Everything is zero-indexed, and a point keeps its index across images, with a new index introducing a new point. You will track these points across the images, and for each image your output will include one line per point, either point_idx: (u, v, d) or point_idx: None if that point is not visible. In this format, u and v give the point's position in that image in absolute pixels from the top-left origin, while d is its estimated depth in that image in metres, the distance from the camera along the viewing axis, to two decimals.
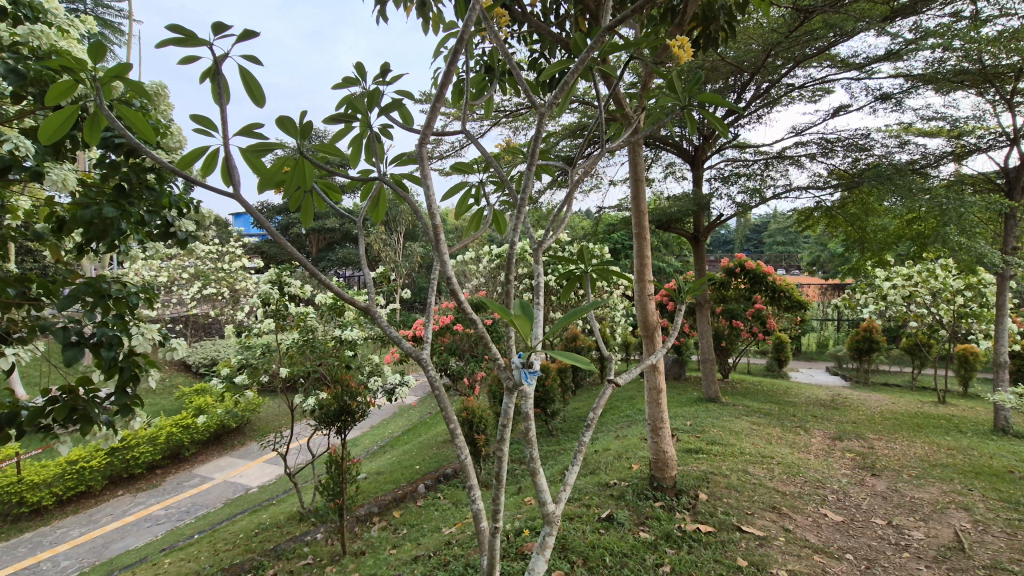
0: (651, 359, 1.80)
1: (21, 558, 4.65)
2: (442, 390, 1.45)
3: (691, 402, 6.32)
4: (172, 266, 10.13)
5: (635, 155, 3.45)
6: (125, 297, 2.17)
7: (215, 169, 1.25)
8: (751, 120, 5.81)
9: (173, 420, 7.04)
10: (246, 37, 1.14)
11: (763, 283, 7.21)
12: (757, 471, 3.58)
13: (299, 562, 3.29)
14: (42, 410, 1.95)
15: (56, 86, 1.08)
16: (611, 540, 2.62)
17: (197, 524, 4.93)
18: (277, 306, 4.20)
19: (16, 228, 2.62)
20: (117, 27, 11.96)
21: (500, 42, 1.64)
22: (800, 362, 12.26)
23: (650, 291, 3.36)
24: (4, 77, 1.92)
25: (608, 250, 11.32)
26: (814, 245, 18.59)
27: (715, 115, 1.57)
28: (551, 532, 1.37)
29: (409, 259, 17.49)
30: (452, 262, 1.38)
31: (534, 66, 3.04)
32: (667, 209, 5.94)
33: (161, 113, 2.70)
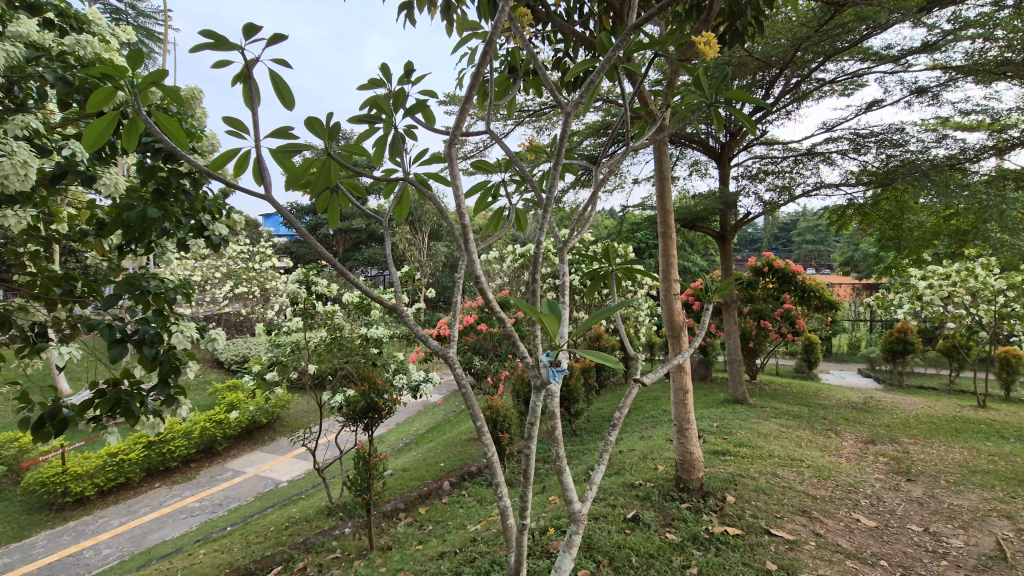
0: (678, 359, 1.78)
1: (66, 546, 4.86)
2: (469, 389, 1.47)
3: (717, 403, 6.23)
4: (206, 266, 10.43)
5: (660, 153, 3.42)
6: (164, 293, 2.26)
7: (247, 170, 1.30)
8: (780, 117, 5.68)
9: (207, 415, 7.26)
10: (276, 41, 1.18)
11: (792, 282, 7.08)
12: (786, 474, 3.51)
13: (328, 555, 3.36)
14: (90, 402, 2.05)
15: (97, 93, 1.14)
16: (637, 541, 2.61)
17: (229, 517, 5.06)
18: (305, 306, 4.31)
19: (61, 232, 2.73)
20: (156, 36, 12.41)
21: (525, 42, 1.65)
22: (832, 364, 11.93)
23: (676, 290, 3.33)
24: (54, 85, 2.03)
25: (632, 249, 11.24)
26: (846, 244, 18.12)
27: (743, 112, 1.56)
28: (577, 531, 1.37)
29: (434, 258, 17.67)
30: (479, 261, 1.41)
31: (558, 65, 3.04)
32: (693, 208, 5.87)
33: (196, 117, 2.79)
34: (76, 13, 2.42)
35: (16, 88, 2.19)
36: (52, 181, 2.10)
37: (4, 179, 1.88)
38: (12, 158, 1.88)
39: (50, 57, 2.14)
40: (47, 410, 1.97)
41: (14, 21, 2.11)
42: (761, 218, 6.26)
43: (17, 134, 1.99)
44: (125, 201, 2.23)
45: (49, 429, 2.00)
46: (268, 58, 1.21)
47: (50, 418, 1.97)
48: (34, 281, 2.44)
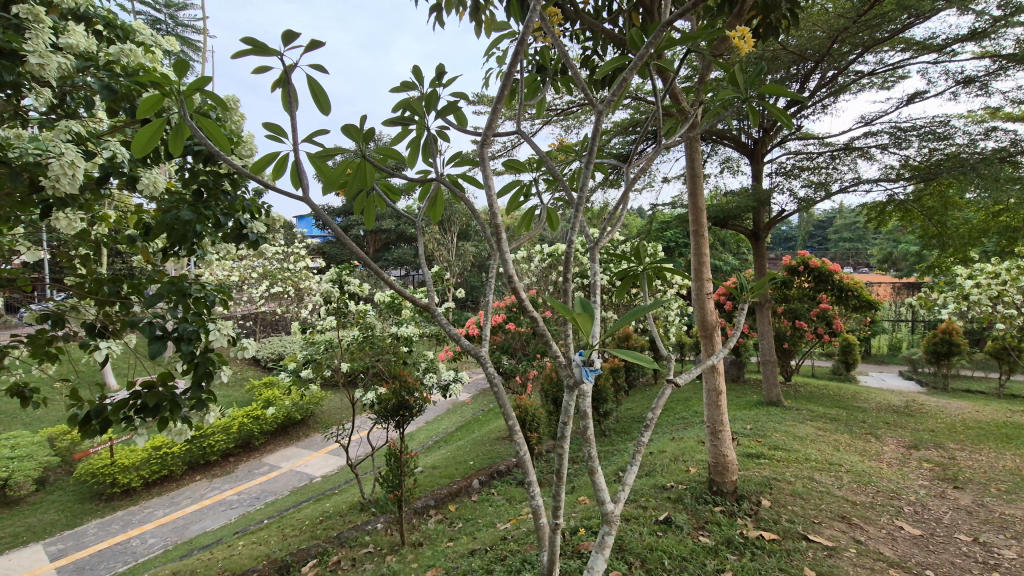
0: (712, 360, 1.76)
1: (114, 534, 5.09)
2: (501, 387, 1.49)
3: (751, 405, 6.09)
4: (243, 266, 10.77)
5: (692, 150, 3.36)
6: (203, 296, 2.36)
7: (284, 173, 1.34)
8: (815, 111, 5.52)
9: (244, 411, 7.49)
10: (313, 47, 1.22)
11: (829, 282, 6.90)
12: (824, 479, 3.41)
13: (361, 550, 3.42)
14: (126, 401, 2.10)
15: (146, 100, 1.20)
16: (670, 543, 2.58)
17: (266, 510, 5.21)
18: (338, 304, 4.41)
19: (109, 234, 2.86)
20: (194, 44, 12.88)
21: (555, 41, 1.65)
22: (870, 367, 11.50)
23: (709, 289, 3.27)
24: (100, 93, 2.12)
25: (662, 247, 11.09)
26: (886, 241, 17.46)
27: (779, 107, 1.52)
28: (609, 532, 1.37)
29: (462, 258, 17.79)
30: (512, 261, 1.42)
31: (587, 63, 3.02)
32: (725, 205, 5.76)
33: (234, 122, 2.88)
34: (122, 24, 2.52)
35: (68, 98, 2.27)
36: (96, 182, 2.17)
37: (55, 180, 1.96)
38: (61, 158, 1.94)
39: (96, 67, 2.23)
40: (89, 408, 2.05)
41: (66, 33, 2.20)
42: (795, 215, 6.10)
43: (63, 138, 2.07)
44: (168, 204, 2.32)
45: (95, 426, 2.10)
46: (306, 63, 1.24)
47: (95, 415, 2.07)
48: (86, 282, 2.57)
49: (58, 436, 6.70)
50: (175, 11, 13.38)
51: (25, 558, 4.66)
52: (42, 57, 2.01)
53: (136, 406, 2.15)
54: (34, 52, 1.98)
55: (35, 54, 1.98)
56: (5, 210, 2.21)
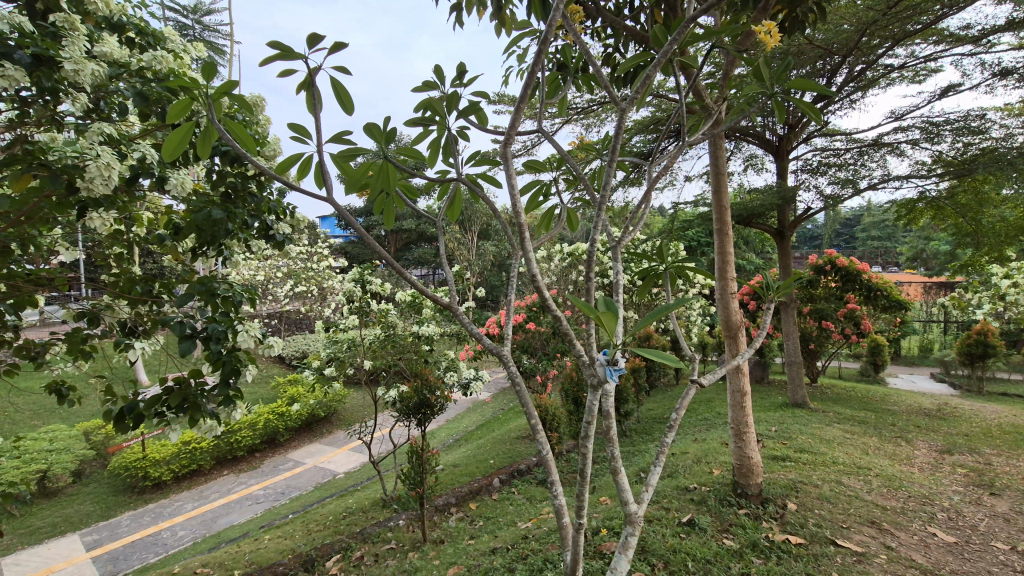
0: (737, 360, 1.73)
1: (146, 526, 5.24)
2: (523, 386, 1.50)
3: (776, 407, 5.97)
4: (268, 266, 10.97)
5: (715, 147, 3.32)
6: (231, 295, 2.42)
7: (309, 174, 1.37)
8: (842, 106, 5.39)
9: (270, 408, 7.63)
10: (337, 49, 1.24)
11: (857, 281, 6.77)
12: (852, 483, 3.33)
13: (383, 546, 3.46)
14: (159, 397, 2.16)
15: (176, 105, 1.24)
16: (694, 546, 2.55)
17: (291, 505, 5.31)
18: (360, 304, 4.46)
19: (141, 234, 2.94)
20: (221, 48, 13.18)
21: (577, 38, 1.65)
22: (900, 368, 11.18)
23: (733, 288, 3.22)
24: (133, 99, 2.19)
25: (684, 246, 10.95)
26: (916, 239, 16.94)
27: (807, 102, 1.49)
28: (633, 533, 1.36)
29: (483, 258, 17.83)
30: (535, 260, 1.43)
31: (608, 60, 3.00)
32: (749, 204, 5.67)
33: (261, 125, 2.93)
34: (153, 30, 2.58)
35: (101, 103, 2.34)
36: (126, 184, 2.20)
37: (91, 182, 2.01)
38: (98, 160, 2.00)
39: (131, 74, 2.32)
40: (123, 404, 2.11)
41: (101, 42, 2.26)
42: (822, 213, 5.96)
43: (96, 140, 2.13)
44: (198, 205, 2.38)
45: (129, 421, 2.13)
46: (330, 65, 1.26)
47: (128, 411, 2.10)
48: (120, 281, 2.66)
49: (93, 430, 6.93)
50: (202, 16, 13.72)
51: (63, 548, 4.83)
52: (77, 62, 2.08)
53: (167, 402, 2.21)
54: (69, 58, 2.04)
55: (71, 60, 2.04)
56: (44, 212, 2.29)
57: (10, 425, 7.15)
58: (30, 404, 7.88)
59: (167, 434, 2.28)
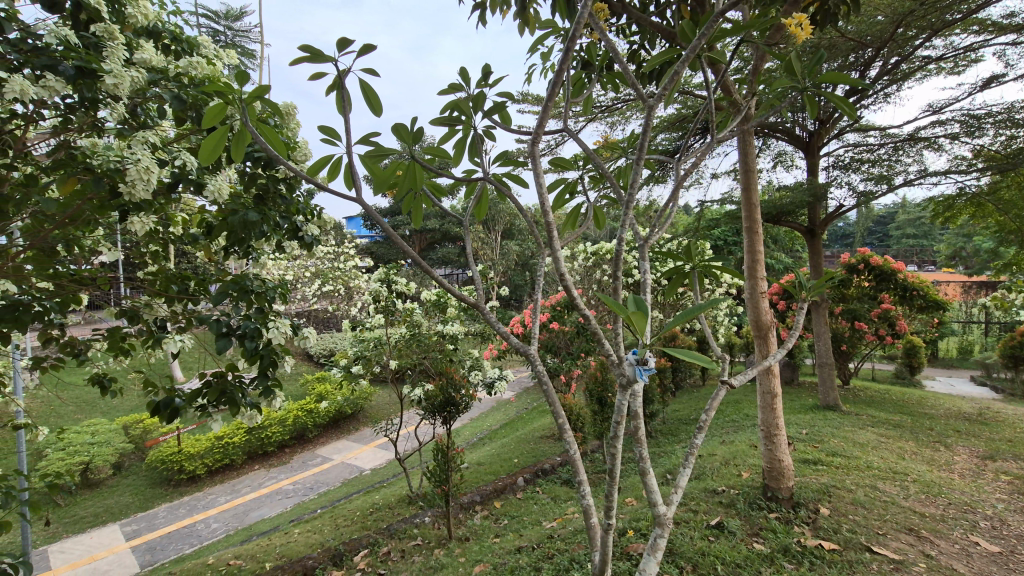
0: (768, 361, 1.70)
1: (181, 518, 5.41)
2: (550, 384, 1.51)
3: (806, 409, 5.83)
4: (297, 265, 11.20)
5: (745, 144, 3.25)
6: (264, 293, 2.47)
7: (339, 175, 1.40)
8: (876, 100, 5.22)
9: (299, 404, 7.79)
10: (366, 52, 1.26)
11: (891, 280, 6.61)
12: (888, 488, 3.23)
13: (410, 542, 3.51)
14: (198, 392, 2.23)
15: (211, 110, 1.28)
16: (723, 549, 2.51)
17: (320, 500, 5.41)
18: (386, 303, 4.51)
19: (177, 234, 3.03)
20: (251, 53, 13.51)
21: (604, 35, 1.64)
22: (937, 371, 10.78)
23: (763, 287, 3.16)
24: (171, 104, 2.26)
25: (710, 245, 10.78)
26: (954, 237, 16.31)
27: (843, 97, 1.45)
28: (662, 535, 1.35)
29: (506, 257, 17.85)
30: (563, 259, 1.43)
31: (633, 57, 2.97)
32: (778, 201, 5.55)
33: (291, 128, 2.99)
34: (187, 37, 2.67)
35: (139, 110, 2.41)
36: (166, 189, 2.28)
37: (132, 186, 2.07)
38: (138, 164, 2.07)
39: (168, 80, 2.39)
40: (164, 398, 2.17)
41: (138, 50, 2.33)
42: (854, 211, 5.79)
43: (139, 146, 2.21)
44: (233, 206, 2.44)
45: (168, 414, 2.20)
46: (359, 67, 1.28)
47: (166, 405, 2.17)
48: (157, 280, 2.75)
49: (132, 424, 7.18)
50: (233, 22, 14.10)
51: (104, 537, 5.02)
52: (117, 75, 2.10)
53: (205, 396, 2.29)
54: (110, 72, 2.08)
55: (111, 73, 2.08)
56: (87, 214, 2.38)
57: (55, 418, 7.48)
58: (74, 397, 8.23)
59: (206, 425, 2.35)
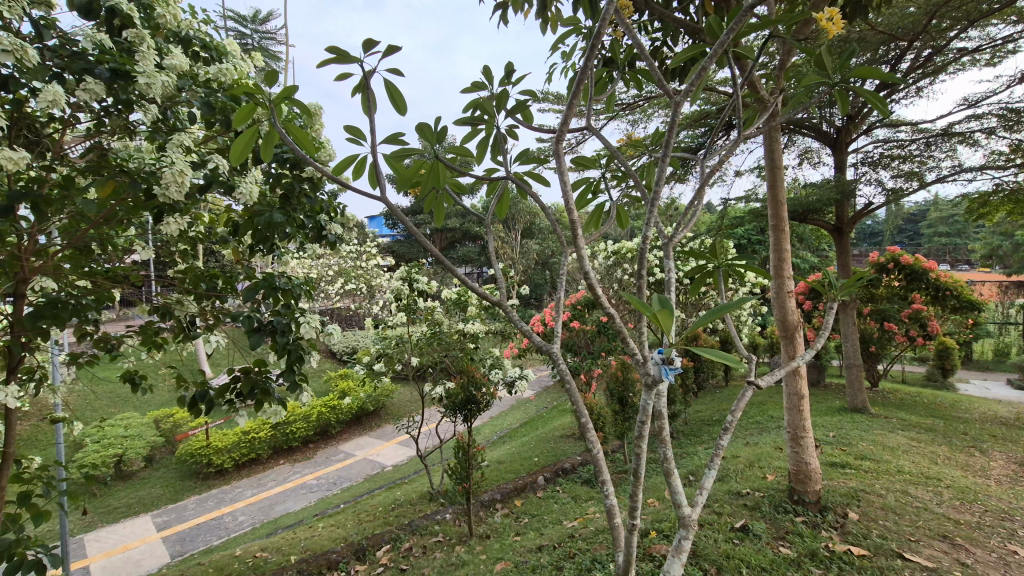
0: (796, 361, 1.67)
1: (209, 511, 5.55)
2: (573, 383, 1.52)
3: (833, 412, 5.70)
4: (321, 264, 11.38)
5: (771, 141, 3.20)
6: (291, 290, 2.52)
7: (364, 174, 1.42)
8: (908, 94, 5.07)
9: (322, 401, 7.92)
10: (391, 53, 1.28)
11: (923, 280, 6.40)
12: (920, 493, 3.14)
13: (431, 538, 3.54)
14: (229, 386, 2.29)
15: (241, 111, 1.32)
16: (748, 552, 2.48)
17: (343, 495, 5.49)
18: (408, 301, 4.56)
19: (206, 234, 3.10)
20: (277, 56, 13.76)
21: (628, 32, 1.63)
22: (972, 374, 10.43)
23: (790, 287, 3.11)
24: (201, 108, 2.32)
25: (734, 244, 10.62)
26: (991, 235, 15.74)
27: (876, 91, 1.41)
28: (687, 536, 1.34)
29: (526, 256, 17.84)
30: (587, 258, 1.44)
31: (656, 55, 2.94)
32: (805, 198, 5.43)
33: (316, 128, 3.04)
34: (215, 43, 2.73)
35: (170, 114, 2.46)
36: (198, 191, 2.33)
37: (166, 188, 2.12)
38: (173, 167, 2.12)
39: (198, 84, 2.45)
40: (197, 392, 2.23)
41: (169, 54, 2.39)
42: (884, 208, 5.64)
43: (174, 150, 2.26)
44: (261, 207, 2.50)
45: (199, 407, 2.26)
46: (384, 68, 1.30)
47: (199, 398, 2.24)
48: (187, 278, 2.82)
49: (162, 418, 7.39)
50: (259, 26, 14.42)
51: (136, 527, 5.19)
52: (150, 76, 2.13)
53: (235, 391, 2.34)
54: (143, 73, 2.11)
55: (144, 74, 2.11)
56: (120, 215, 2.45)
57: (90, 412, 7.75)
58: (108, 392, 8.51)
59: (235, 419, 2.40)
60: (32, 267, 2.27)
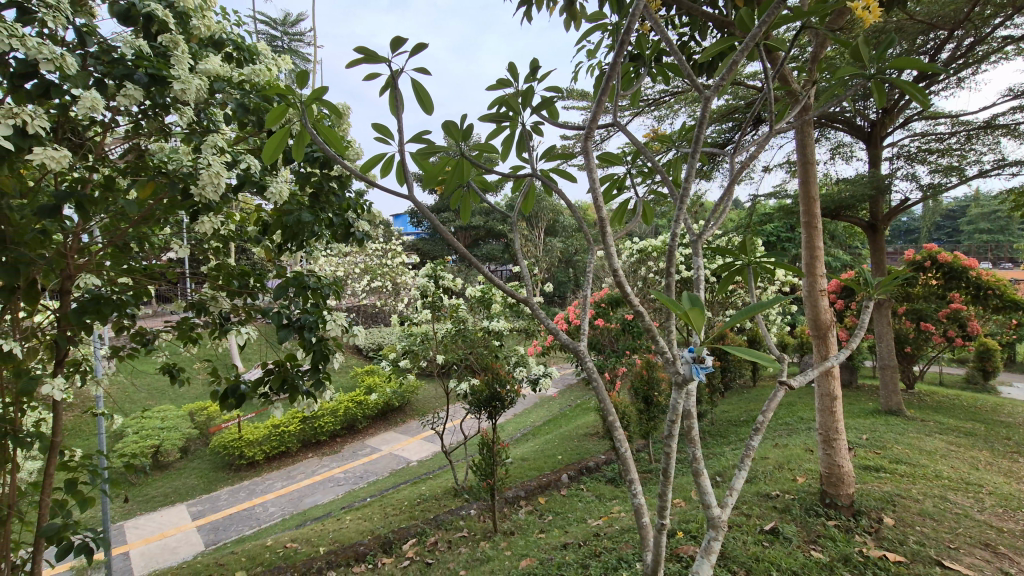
0: (830, 362, 1.62)
1: (241, 501, 5.71)
2: (600, 381, 1.51)
3: (866, 414, 5.54)
4: (347, 262, 11.57)
5: (803, 135, 3.13)
6: (320, 288, 2.56)
7: (391, 172, 1.44)
8: (947, 85, 4.88)
9: (349, 396, 8.06)
10: (419, 52, 1.29)
11: (962, 278, 6.14)
12: (960, 500, 3.03)
13: (456, 533, 3.57)
14: (260, 380, 2.35)
15: (273, 112, 1.34)
16: (778, 555, 2.44)
17: (369, 489, 5.59)
18: (433, 298, 4.61)
19: (238, 232, 3.18)
20: (306, 56, 14.02)
21: (656, 26, 1.60)
22: (1015, 377, 10.02)
23: (822, 285, 3.03)
24: (235, 110, 2.38)
25: (762, 241, 10.41)
26: None
27: (916, 82, 1.36)
28: (716, 538, 1.32)
29: (550, 253, 17.79)
30: (614, 255, 1.42)
31: (683, 49, 2.89)
32: (837, 194, 5.28)
33: (343, 128, 3.09)
34: (248, 45, 2.79)
35: (203, 116, 2.53)
36: (231, 190, 2.39)
37: (202, 188, 2.18)
38: (209, 169, 2.18)
39: (231, 86, 2.51)
40: (230, 386, 2.30)
41: (203, 58, 2.47)
42: (921, 204, 5.45)
43: (208, 151, 2.32)
44: (290, 207, 2.55)
45: (231, 401, 2.32)
46: (412, 67, 1.32)
47: (232, 392, 2.30)
48: (220, 275, 2.90)
49: (196, 411, 7.63)
50: (289, 28, 14.75)
51: (172, 516, 5.38)
52: (185, 81, 2.19)
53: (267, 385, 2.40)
54: (179, 77, 2.17)
55: (179, 80, 2.17)
56: (157, 214, 2.52)
57: (129, 404, 8.05)
58: (145, 384, 8.82)
59: (268, 412, 2.47)
60: (77, 264, 2.37)
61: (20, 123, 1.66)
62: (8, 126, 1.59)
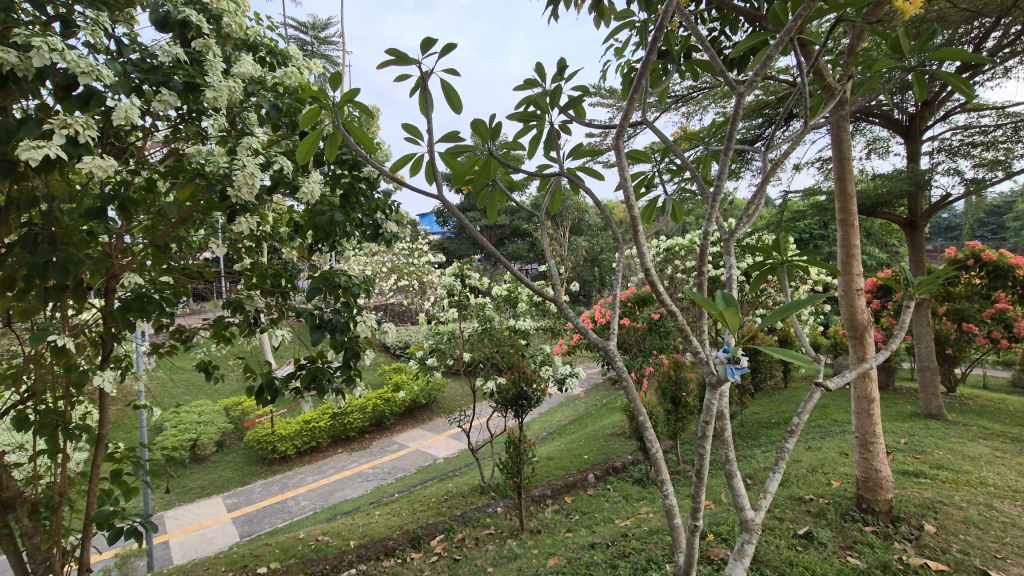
0: (868, 364, 1.58)
1: (273, 495, 5.86)
2: (629, 380, 1.50)
3: (904, 417, 5.36)
4: (375, 261, 11.76)
5: (838, 130, 3.04)
6: (351, 287, 2.61)
7: (421, 171, 1.46)
8: (993, 75, 4.68)
9: (377, 393, 8.19)
10: (448, 53, 1.31)
11: (1008, 277, 5.92)
12: (1006, 508, 2.89)
13: (483, 530, 3.59)
14: (293, 376, 2.41)
15: (307, 113, 1.38)
16: (812, 560, 2.38)
17: (396, 484, 5.67)
18: (460, 297, 4.66)
19: (272, 232, 3.26)
20: (335, 59, 14.26)
21: (684, 22, 1.58)
22: None
23: (858, 283, 2.94)
24: (270, 111, 2.44)
25: (793, 239, 10.16)
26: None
27: (961, 75, 1.30)
28: (750, 540, 1.30)
29: (575, 252, 17.71)
30: (645, 253, 1.42)
31: (713, 44, 2.85)
32: (874, 190, 5.12)
33: (373, 129, 3.14)
34: (281, 49, 2.87)
35: (238, 119, 2.60)
36: (266, 191, 2.46)
37: (238, 190, 2.24)
38: (244, 171, 2.24)
39: (265, 88, 2.58)
40: (264, 382, 2.36)
41: (237, 61, 2.54)
42: (964, 200, 5.23)
43: (244, 153, 2.38)
44: (321, 207, 2.60)
45: (266, 397, 2.39)
46: (442, 68, 1.33)
47: (267, 388, 2.37)
48: (255, 274, 2.98)
49: (231, 406, 7.87)
50: (319, 33, 15.06)
51: (208, 507, 5.56)
52: (218, 90, 2.20)
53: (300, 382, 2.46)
54: (212, 87, 2.19)
55: (212, 88, 2.19)
56: (196, 215, 2.61)
57: (168, 398, 8.36)
58: (184, 380, 9.14)
59: (300, 407, 2.53)
60: (122, 263, 2.47)
61: (72, 133, 1.73)
62: (60, 136, 1.66)
